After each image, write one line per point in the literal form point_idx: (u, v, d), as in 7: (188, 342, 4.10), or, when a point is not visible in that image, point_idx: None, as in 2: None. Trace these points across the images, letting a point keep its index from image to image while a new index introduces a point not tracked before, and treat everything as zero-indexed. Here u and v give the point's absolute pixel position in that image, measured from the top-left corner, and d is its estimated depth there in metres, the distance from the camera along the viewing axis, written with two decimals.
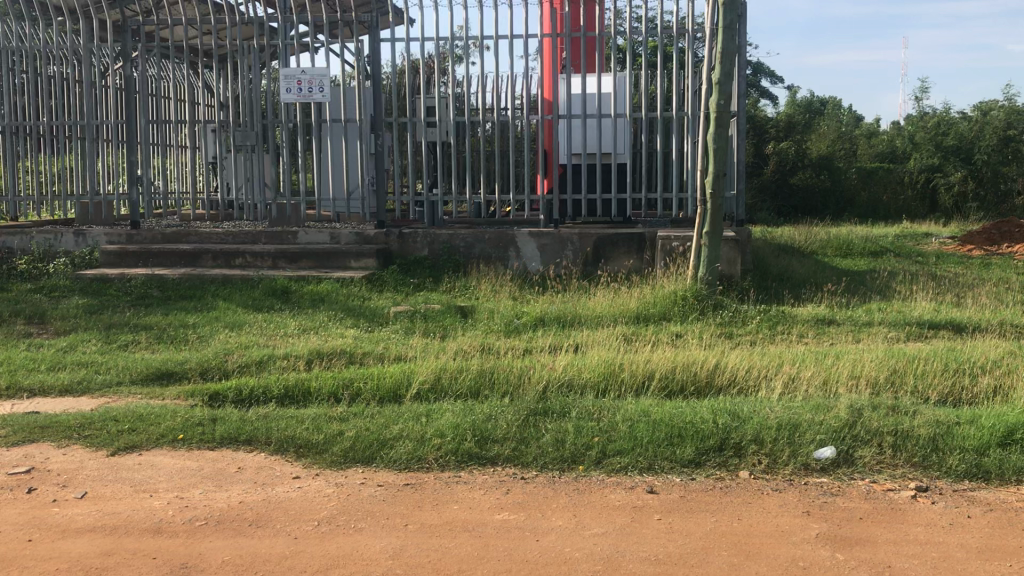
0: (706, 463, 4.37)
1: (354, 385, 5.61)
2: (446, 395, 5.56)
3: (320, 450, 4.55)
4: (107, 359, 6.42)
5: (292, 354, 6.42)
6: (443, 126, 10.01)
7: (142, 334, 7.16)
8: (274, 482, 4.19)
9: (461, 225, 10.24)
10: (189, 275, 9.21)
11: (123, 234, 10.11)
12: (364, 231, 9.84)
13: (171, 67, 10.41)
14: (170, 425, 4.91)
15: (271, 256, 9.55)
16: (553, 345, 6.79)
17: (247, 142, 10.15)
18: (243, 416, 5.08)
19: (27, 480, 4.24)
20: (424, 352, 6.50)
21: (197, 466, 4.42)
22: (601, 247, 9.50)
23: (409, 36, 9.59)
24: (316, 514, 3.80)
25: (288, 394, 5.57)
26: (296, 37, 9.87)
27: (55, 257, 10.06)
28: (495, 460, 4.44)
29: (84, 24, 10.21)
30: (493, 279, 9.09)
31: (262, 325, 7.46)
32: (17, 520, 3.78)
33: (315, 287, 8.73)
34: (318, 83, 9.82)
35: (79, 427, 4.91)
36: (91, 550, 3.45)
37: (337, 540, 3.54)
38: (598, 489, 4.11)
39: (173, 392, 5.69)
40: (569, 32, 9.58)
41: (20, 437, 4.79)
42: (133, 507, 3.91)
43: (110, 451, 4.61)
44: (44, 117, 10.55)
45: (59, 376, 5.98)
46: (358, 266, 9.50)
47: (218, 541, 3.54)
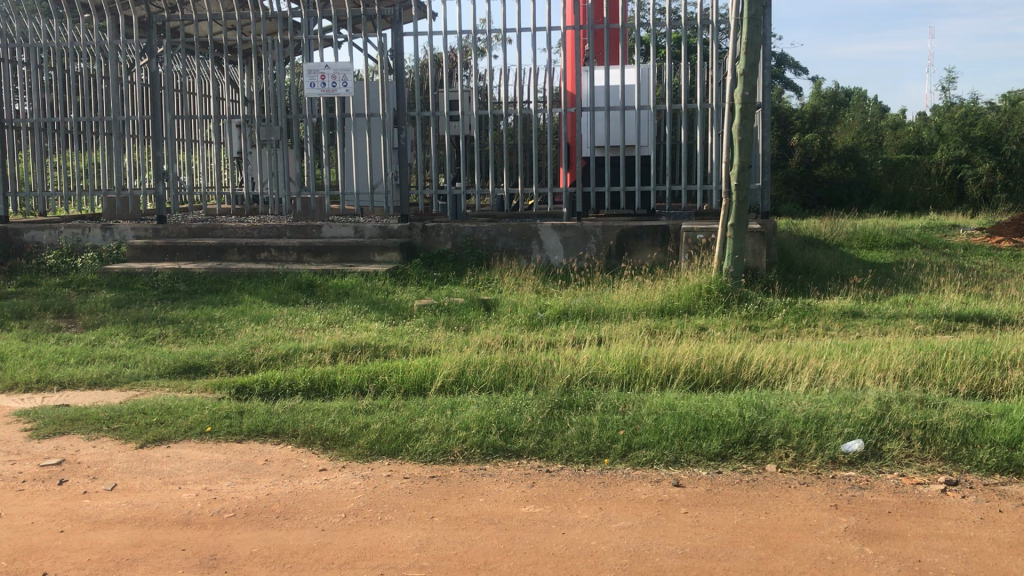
0: (733, 456, 4.35)
1: (379, 378, 5.64)
2: (470, 387, 5.57)
3: (346, 442, 4.58)
4: (135, 353, 6.48)
5: (318, 347, 6.45)
6: (466, 119, 10.00)
7: (170, 327, 7.22)
8: (301, 474, 4.22)
9: (484, 219, 10.32)
10: (215, 269, 9.28)
11: (150, 229, 10.19)
12: (388, 225, 9.86)
13: (197, 63, 10.47)
14: (198, 417, 4.94)
15: (297, 250, 9.61)
16: (576, 339, 6.77)
17: (271, 137, 10.16)
18: (269, 408, 5.11)
19: (58, 472, 4.29)
20: (448, 346, 6.51)
21: (225, 458, 4.45)
22: (625, 239, 9.47)
23: (431, 30, 9.61)
24: (342, 506, 3.82)
25: (314, 387, 5.61)
26: (320, 32, 9.92)
27: (84, 252, 10.18)
28: (521, 453, 4.44)
29: (110, 20, 10.24)
30: (516, 272, 9.08)
31: (287, 319, 7.50)
32: (49, 510, 3.83)
33: (340, 281, 8.76)
34: (342, 77, 9.88)
35: (109, 419, 4.96)
36: (121, 542, 3.48)
37: (364, 532, 3.55)
38: (623, 482, 4.10)
39: (200, 384, 5.75)
40: (591, 24, 9.53)
41: (50, 430, 4.87)
42: (162, 498, 3.95)
43: (139, 443, 4.66)
44: (72, 113, 10.61)
45: (88, 369, 6.06)
46: (382, 260, 9.52)
47: (246, 532, 3.56)
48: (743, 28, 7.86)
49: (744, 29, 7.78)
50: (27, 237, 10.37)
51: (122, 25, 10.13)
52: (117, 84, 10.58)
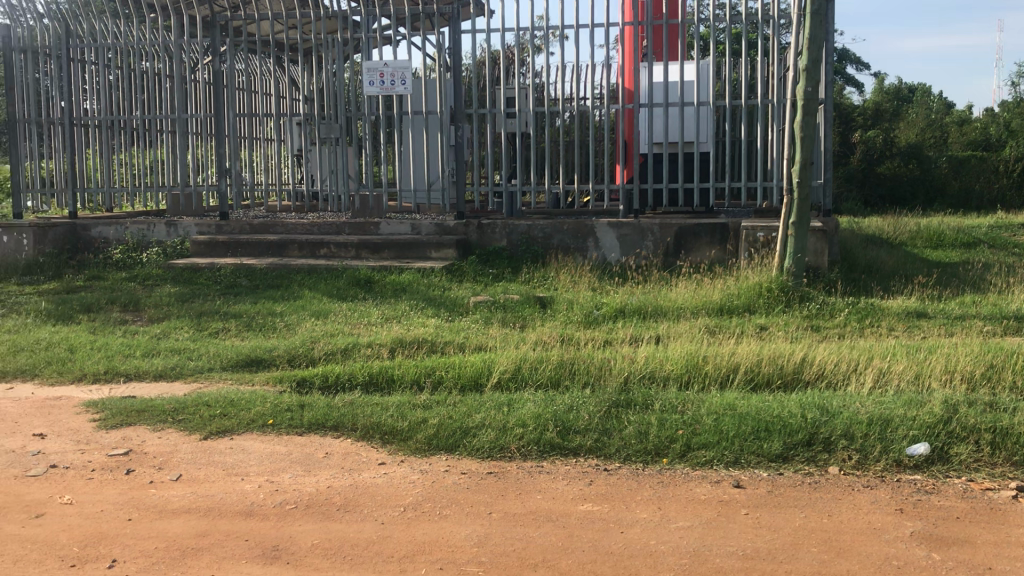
0: (794, 458, 4.29)
1: (437, 373, 5.67)
2: (527, 384, 5.57)
3: (404, 437, 4.61)
4: (199, 346, 6.61)
5: (376, 342, 6.50)
6: (523, 116, 10.00)
7: (232, 321, 7.35)
8: (360, 468, 4.26)
9: (541, 216, 10.31)
10: (276, 265, 9.42)
11: (213, 225, 10.38)
12: (446, 222, 9.87)
13: (259, 62, 10.63)
14: (260, 410, 5.02)
15: (355, 246, 9.71)
16: (634, 337, 6.73)
17: (331, 134, 10.27)
18: (329, 402, 5.17)
19: (126, 462, 4.40)
20: (504, 342, 6.52)
21: (286, 451, 4.52)
22: (683, 237, 9.39)
23: (489, 27, 9.62)
24: (401, 500, 3.85)
25: (373, 381, 5.66)
26: (379, 31, 9.99)
27: (149, 247, 10.40)
28: (578, 451, 4.43)
29: (175, 20, 10.43)
30: (573, 270, 9.06)
31: (346, 314, 7.58)
32: (117, 499, 3.93)
33: (397, 277, 8.83)
34: (401, 75, 9.95)
35: (174, 411, 5.07)
36: (186, 531, 3.55)
37: (423, 527, 3.57)
38: (683, 482, 4.06)
39: (261, 377, 5.84)
40: (650, 20, 9.46)
41: (118, 420, 4.99)
42: (225, 489, 4.02)
43: (203, 435, 4.75)
44: (137, 111, 10.83)
45: (154, 362, 6.19)
46: (438, 256, 9.57)
47: (307, 524, 3.61)
48: (806, 23, 7.74)
49: (807, 24, 7.66)
50: (94, 232, 10.65)
51: (187, 25, 10.32)
52: (182, 82, 10.78)
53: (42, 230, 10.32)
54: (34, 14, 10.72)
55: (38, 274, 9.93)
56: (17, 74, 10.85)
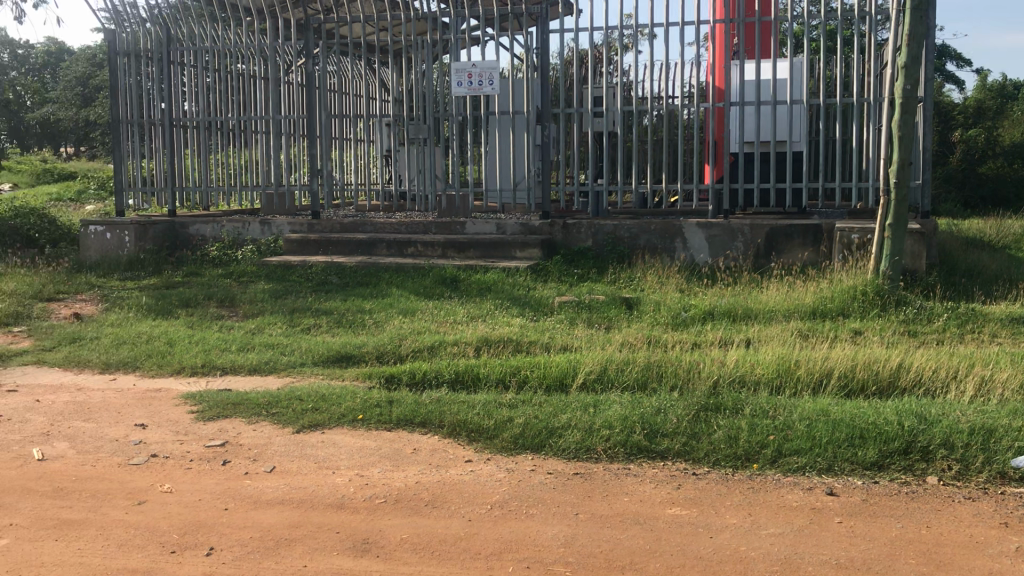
0: (890, 466, 4.17)
1: (522, 372, 5.68)
2: (613, 386, 5.54)
3: (491, 435, 4.64)
4: (291, 342, 6.77)
5: (462, 340, 6.55)
6: (611, 116, 9.94)
7: (323, 318, 7.50)
8: (448, 465, 4.31)
9: (627, 216, 10.25)
10: (364, 263, 9.58)
11: (304, 224, 10.62)
12: (531, 222, 9.90)
13: (350, 63, 10.82)
14: (350, 405, 5.12)
15: (441, 246, 9.80)
16: (723, 340, 6.63)
17: (419, 135, 10.39)
18: (417, 399, 5.24)
19: (222, 453, 4.53)
20: (591, 343, 6.50)
21: (376, 446, 4.59)
22: (774, 239, 9.21)
23: (578, 27, 9.60)
24: (489, 498, 3.87)
25: (459, 379, 5.71)
26: (468, 31, 10.06)
27: (244, 245, 10.69)
28: (666, 454, 4.39)
29: (270, 23, 10.69)
30: (660, 271, 8.98)
31: (433, 312, 7.67)
32: (215, 489, 4.05)
33: (483, 276, 8.89)
34: (488, 76, 10.00)
35: (267, 404, 5.20)
36: (280, 522, 3.64)
37: (510, 525, 3.59)
38: (773, 488, 3.99)
39: (351, 373, 5.95)
40: (742, 17, 9.29)
41: (215, 412, 5.14)
42: (317, 482, 4.11)
43: (296, 428, 4.87)
44: (233, 113, 11.13)
45: (248, 356, 6.37)
46: (523, 256, 9.59)
47: (397, 519, 3.66)
48: (905, 19, 7.51)
49: (907, 20, 7.44)
50: (193, 229, 11.01)
51: (281, 28, 10.56)
52: (275, 84, 11.04)
53: (143, 227, 10.71)
54: (137, 20, 11.12)
55: (139, 270, 10.31)
56: (120, 77, 11.27)
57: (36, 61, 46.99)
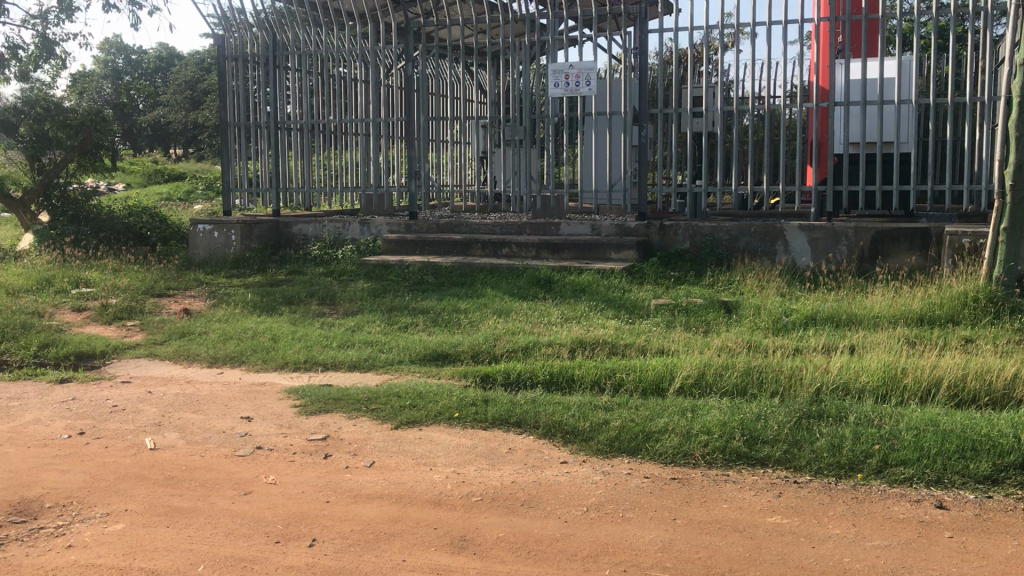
0: (1005, 481, 3.99)
1: (617, 375, 5.65)
2: (711, 391, 5.46)
3: (586, 437, 4.62)
4: (389, 339, 6.89)
5: (557, 341, 6.55)
6: (710, 116, 9.81)
7: (420, 317, 7.60)
8: (544, 465, 4.31)
9: (726, 218, 10.09)
10: (460, 263, 9.68)
11: (402, 224, 10.78)
12: (627, 223, 9.85)
13: (449, 65, 10.94)
14: (447, 403, 5.17)
15: (536, 247, 9.83)
16: (826, 346, 6.46)
17: (516, 136, 10.44)
18: (512, 399, 5.26)
19: (324, 446, 4.64)
20: (687, 347, 6.41)
21: (472, 444, 4.63)
22: (879, 242, 8.93)
23: (677, 26, 9.50)
24: (585, 499, 3.86)
25: (554, 380, 5.72)
26: (565, 33, 10.06)
27: (344, 245, 10.92)
28: (766, 461, 4.30)
29: (372, 26, 10.90)
30: (760, 274, 8.80)
31: (528, 312, 7.69)
32: (316, 481, 4.15)
33: (578, 277, 8.87)
34: (586, 76, 9.99)
35: (366, 400, 5.31)
36: (380, 516, 3.71)
37: (606, 528, 3.57)
38: (879, 499, 3.87)
39: (447, 371, 6.02)
40: (849, 14, 9.04)
41: (316, 407, 5.27)
42: (415, 478, 4.17)
43: (394, 424, 4.95)
44: (335, 115, 11.39)
45: (348, 353, 6.51)
46: (619, 258, 9.54)
47: (493, 517, 3.69)
48: None
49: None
50: (296, 229, 11.27)
51: (382, 32, 10.76)
52: (376, 87, 11.24)
53: (249, 226, 11.08)
54: (244, 25, 11.45)
55: (244, 268, 10.66)
56: (228, 81, 11.64)
57: (148, 66, 48.98)
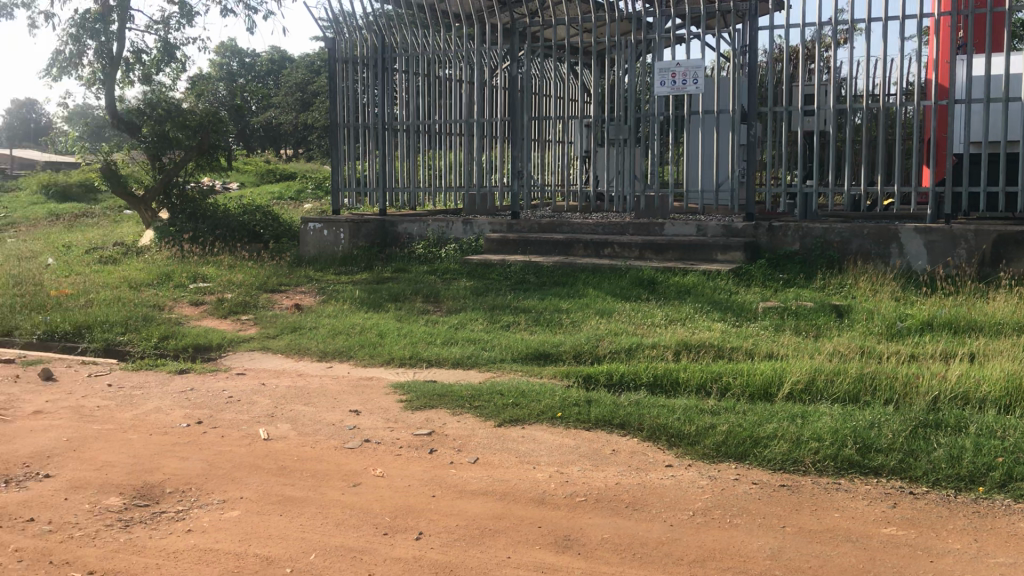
0: None
1: (724, 379, 5.55)
2: (821, 397, 5.32)
3: (692, 441, 4.56)
4: (492, 338, 6.93)
5: (661, 343, 6.48)
6: (822, 114, 9.54)
7: (522, 316, 7.64)
8: (648, 468, 4.27)
9: (837, 220, 9.80)
10: (562, 263, 9.68)
11: (504, 223, 10.85)
12: (733, 224, 9.67)
13: (554, 64, 10.94)
14: (550, 403, 5.18)
15: (640, 247, 9.75)
16: (944, 353, 6.21)
17: (621, 135, 10.38)
18: (616, 400, 5.23)
19: (429, 442, 4.71)
20: (796, 351, 6.26)
21: (576, 444, 4.63)
22: (1002, 246, 8.53)
23: (788, 23, 9.28)
24: (691, 504, 3.81)
25: (658, 382, 5.66)
26: (672, 31, 9.95)
27: (448, 244, 11.04)
28: (880, 471, 4.17)
29: (478, 27, 10.99)
30: (872, 277, 8.52)
31: (631, 313, 7.63)
32: (422, 476, 4.22)
33: (682, 279, 8.75)
34: (693, 74, 9.82)
35: (471, 397, 5.36)
36: (484, 512, 3.74)
37: (713, 533, 3.52)
38: (1003, 514, 3.69)
39: (550, 370, 6.03)
40: (973, 7, 8.66)
41: (422, 403, 5.35)
42: (519, 476, 4.18)
43: (497, 422, 4.98)
44: (441, 115, 11.53)
45: (452, 350, 6.58)
46: (725, 259, 9.38)
47: (597, 518, 3.67)
48: None
49: None
50: (401, 228, 11.41)
51: (488, 32, 10.84)
52: (481, 87, 11.33)
53: (356, 225, 11.40)
54: (355, 28, 11.72)
55: (352, 265, 10.92)
56: (338, 82, 11.92)
57: (262, 69, 50.67)
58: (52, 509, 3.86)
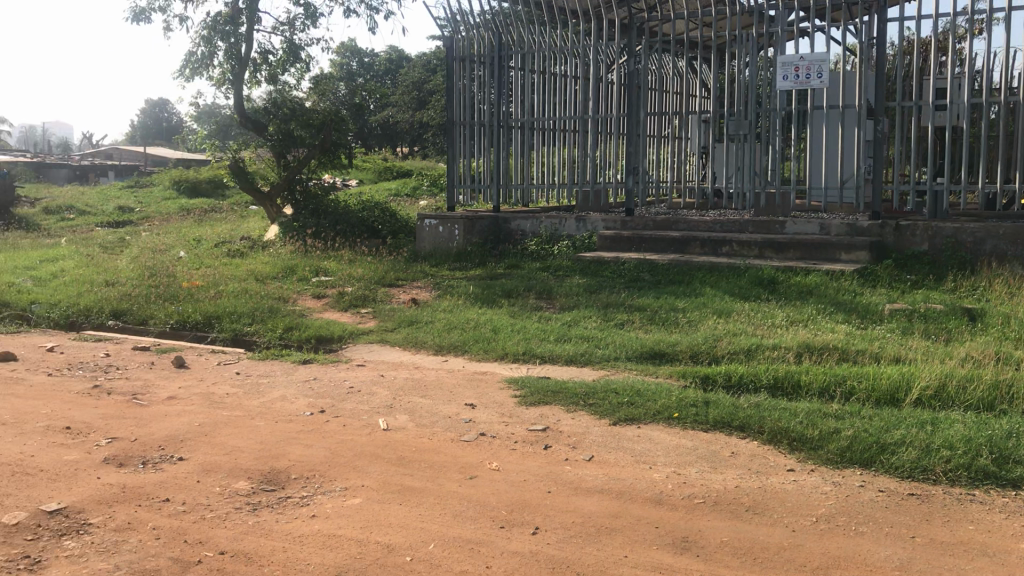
0: None
1: (848, 383, 5.37)
2: (953, 404, 5.09)
3: (814, 446, 4.43)
4: (606, 335, 6.90)
5: (782, 345, 6.33)
6: (956, 108, 9.10)
7: (637, 314, 7.58)
8: (768, 472, 4.18)
9: (970, 219, 9.35)
10: (678, 261, 9.56)
11: (619, 220, 10.78)
12: (858, 222, 9.34)
13: (673, 59, 10.78)
14: (666, 403, 5.11)
15: (759, 246, 9.53)
16: None
17: (740, 131, 10.15)
18: (735, 402, 5.13)
19: (544, 438, 4.72)
20: (926, 356, 6.01)
21: (693, 445, 4.56)
22: None
23: (920, 13, 8.89)
24: (814, 510, 3.71)
25: (778, 385, 5.52)
26: (796, 24, 9.67)
27: (561, 240, 11.04)
28: (1019, 483, 3.95)
29: (595, 23, 10.92)
30: (1009, 280, 8.10)
31: (749, 314, 7.47)
32: (538, 472, 4.23)
33: (803, 279, 8.51)
34: (817, 68, 9.51)
35: (586, 394, 5.35)
36: (601, 510, 3.72)
37: (837, 540, 3.41)
38: None
39: (666, 370, 5.96)
40: None
41: (537, 399, 5.37)
42: (635, 475, 4.15)
43: (613, 421, 4.96)
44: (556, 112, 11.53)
45: (566, 347, 6.58)
46: (849, 259, 9.08)
47: (716, 521, 3.61)
48: None
49: None
50: (514, 225, 11.48)
51: (605, 28, 10.77)
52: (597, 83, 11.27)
53: (471, 221, 11.51)
54: (472, 26, 11.83)
55: (466, 261, 11.03)
56: (456, 80, 12.06)
57: (380, 69, 51.91)
58: (186, 490, 4.05)
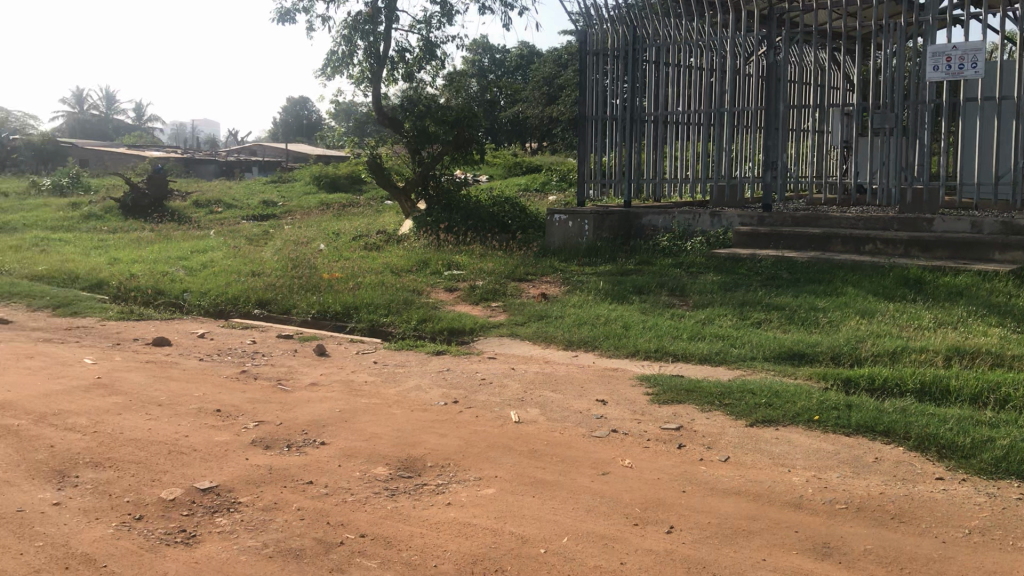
0: None
1: (1004, 390, 5.08)
2: None
3: (966, 455, 4.21)
4: (742, 334, 6.76)
5: (930, 348, 6.05)
6: None
7: (774, 313, 7.39)
8: (916, 479, 4.00)
9: None
10: (818, 259, 9.26)
11: (755, 216, 10.51)
12: (1015, 220, 8.81)
13: (815, 51, 10.42)
14: (806, 405, 4.96)
15: (904, 244, 9.13)
16: None
17: (886, 125, 9.73)
18: (879, 406, 4.93)
19: (678, 436, 4.67)
20: None
21: (834, 449, 4.42)
22: None
23: None
24: (966, 521, 3.53)
25: (926, 390, 5.27)
26: (949, 11, 9.18)
27: (694, 236, 10.86)
28: None
29: (734, 14, 10.67)
30: None
31: (894, 315, 7.16)
32: (672, 470, 4.18)
33: (953, 279, 8.10)
34: (971, 58, 8.99)
35: (721, 394, 5.25)
36: (737, 512, 3.65)
37: (992, 554, 3.24)
38: None
39: (805, 371, 5.79)
40: None
41: (671, 397, 5.31)
42: (773, 478, 4.05)
43: (749, 422, 4.85)
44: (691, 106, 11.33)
45: (700, 345, 6.48)
46: (1003, 259, 8.60)
47: (860, 527, 3.49)
48: None
49: None
50: (646, 220, 11.40)
51: (743, 19, 10.51)
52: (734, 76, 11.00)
53: (601, 216, 11.43)
54: (606, 20, 11.75)
55: (596, 257, 10.99)
56: (589, 74, 12.00)
57: (512, 65, 52.32)
58: (327, 473, 4.20)
